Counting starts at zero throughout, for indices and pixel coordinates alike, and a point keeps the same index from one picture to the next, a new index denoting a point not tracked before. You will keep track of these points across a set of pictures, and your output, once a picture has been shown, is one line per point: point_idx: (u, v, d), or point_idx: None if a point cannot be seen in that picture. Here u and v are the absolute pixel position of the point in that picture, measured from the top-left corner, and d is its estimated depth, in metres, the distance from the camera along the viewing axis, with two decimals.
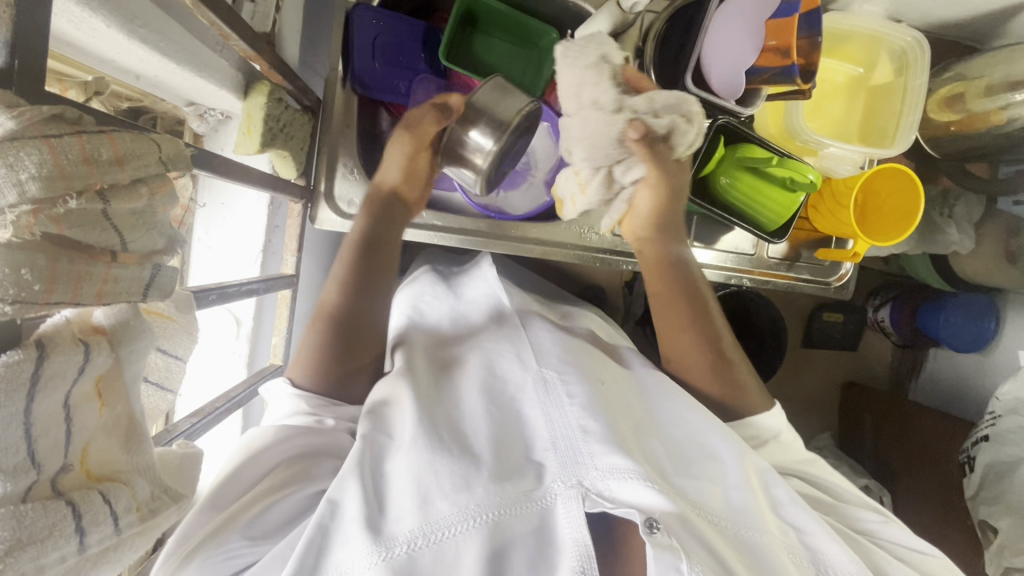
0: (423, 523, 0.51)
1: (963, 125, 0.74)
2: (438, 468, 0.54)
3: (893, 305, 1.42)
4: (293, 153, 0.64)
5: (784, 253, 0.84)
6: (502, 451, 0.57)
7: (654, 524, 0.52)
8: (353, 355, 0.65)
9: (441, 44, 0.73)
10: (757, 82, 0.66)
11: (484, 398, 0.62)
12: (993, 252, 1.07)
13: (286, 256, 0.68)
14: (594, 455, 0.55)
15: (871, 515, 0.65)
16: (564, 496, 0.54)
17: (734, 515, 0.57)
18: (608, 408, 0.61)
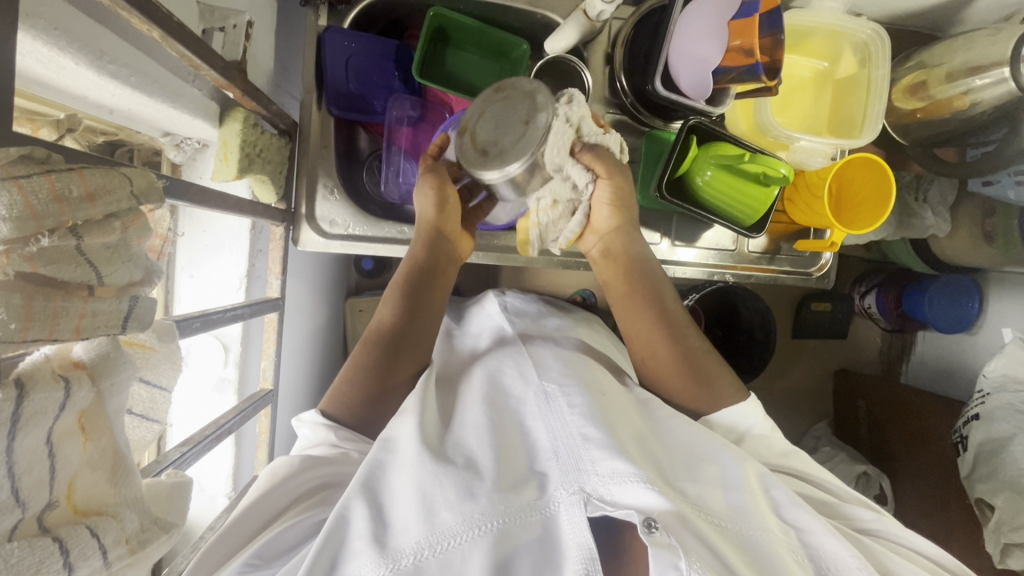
0: (429, 534, 0.50)
1: (929, 112, 0.76)
2: (442, 480, 0.54)
3: (879, 291, 1.44)
4: (271, 177, 0.64)
5: (765, 247, 0.85)
6: (505, 461, 0.58)
7: (652, 523, 0.51)
8: (396, 371, 0.66)
9: (414, 62, 0.75)
10: (724, 82, 0.67)
11: (486, 411, 0.62)
12: (971, 233, 1.09)
13: (271, 279, 0.69)
14: (595, 460, 0.55)
15: (868, 513, 0.64)
16: (567, 504, 0.53)
17: (737, 518, 0.56)
18: (611, 417, 0.61)
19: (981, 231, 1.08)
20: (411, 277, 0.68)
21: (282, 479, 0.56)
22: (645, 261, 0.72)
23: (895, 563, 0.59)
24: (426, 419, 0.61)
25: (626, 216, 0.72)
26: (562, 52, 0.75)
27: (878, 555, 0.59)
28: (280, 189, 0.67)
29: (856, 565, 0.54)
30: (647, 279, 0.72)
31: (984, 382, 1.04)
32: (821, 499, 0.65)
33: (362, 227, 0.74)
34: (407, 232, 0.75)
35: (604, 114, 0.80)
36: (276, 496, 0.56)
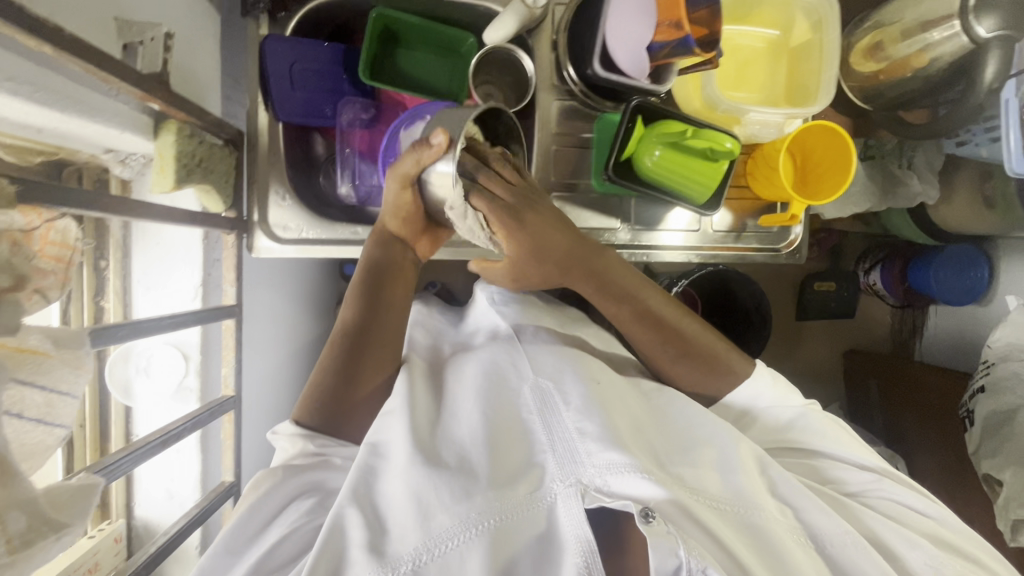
0: (427, 539, 0.51)
1: (889, 73, 0.73)
2: (437, 482, 0.54)
3: (882, 267, 1.41)
4: (216, 186, 0.66)
5: (730, 225, 0.82)
6: (498, 456, 0.58)
7: (649, 512, 0.52)
8: (370, 369, 0.66)
9: (361, 64, 0.76)
10: (660, 57, 0.66)
11: (479, 404, 0.62)
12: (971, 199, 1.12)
13: (226, 287, 0.69)
14: (591, 453, 0.57)
15: (864, 478, 0.66)
16: (563, 495, 0.55)
17: (737, 499, 0.59)
18: (606, 404, 0.62)
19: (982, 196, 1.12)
20: (365, 286, 0.68)
21: (266, 497, 0.57)
22: (613, 277, 0.70)
23: (887, 530, 0.61)
24: (416, 419, 0.60)
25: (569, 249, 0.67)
26: (503, 42, 0.74)
27: (871, 522, 0.62)
28: (228, 198, 0.69)
29: (852, 541, 0.58)
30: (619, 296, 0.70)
31: (989, 353, 1.11)
32: (817, 468, 0.68)
33: (315, 230, 0.74)
34: (361, 232, 0.75)
35: (554, 100, 0.79)
36: (265, 510, 0.57)
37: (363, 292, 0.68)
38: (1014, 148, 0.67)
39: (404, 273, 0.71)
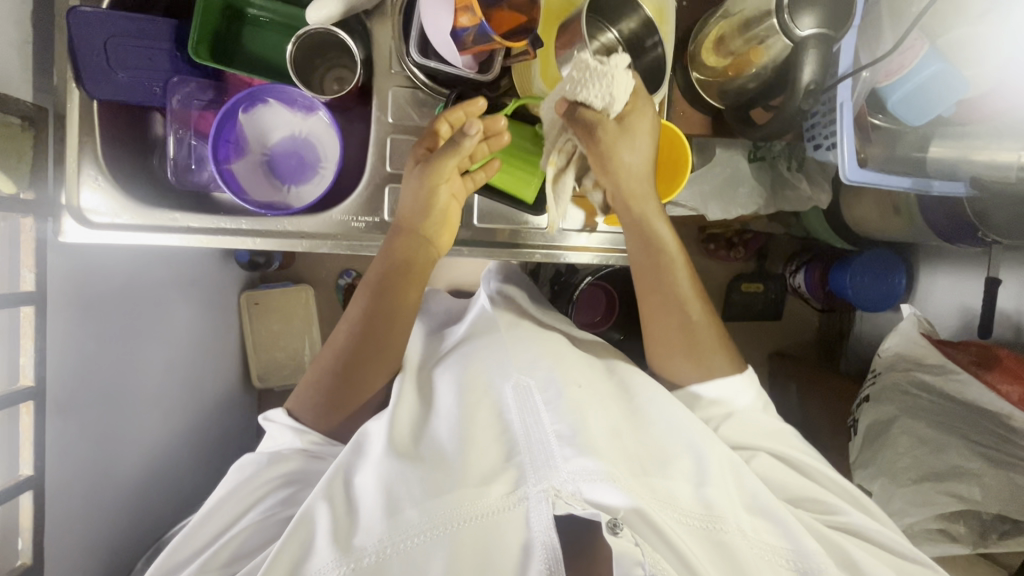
0: (391, 532, 0.59)
1: (735, 69, 0.70)
2: (407, 478, 0.62)
3: (807, 268, 1.40)
4: (1, 166, 0.62)
5: (583, 223, 0.79)
6: (472, 455, 0.64)
7: (617, 524, 0.56)
8: (368, 371, 0.72)
9: (189, 38, 0.72)
10: (468, 45, 0.62)
11: (457, 404, 0.70)
12: (882, 203, 1.12)
13: (25, 273, 0.66)
14: (565, 458, 0.62)
15: (843, 507, 0.68)
16: (535, 499, 0.59)
17: (708, 512, 0.63)
18: (584, 411, 0.68)
19: (889, 204, 1.12)
20: (373, 285, 0.72)
21: (248, 484, 0.68)
22: (656, 234, 0.70)
23: (859, 557, 0.63)
24: (398, 417, 0.70)
25: (639, 180, 0.68)
26: (331, 23, 0.70)
27: (847, 549, 0.63)
28: (24, 179, 0.65)
29: (820, 566, 0.61)
30: (652, 249, 0.70)
31: (877, 362, 1.07)
32: (806, 496, 0.69)
33: (127, 215, 0.71)
34: (179, 218, 0.72)
35: (397, 87, 0.75)
36: (239, 497, 0.67)
37: (370, 287, 0.72)
38: (847, 155, 0.65)
39: (411, 266, 0.72)
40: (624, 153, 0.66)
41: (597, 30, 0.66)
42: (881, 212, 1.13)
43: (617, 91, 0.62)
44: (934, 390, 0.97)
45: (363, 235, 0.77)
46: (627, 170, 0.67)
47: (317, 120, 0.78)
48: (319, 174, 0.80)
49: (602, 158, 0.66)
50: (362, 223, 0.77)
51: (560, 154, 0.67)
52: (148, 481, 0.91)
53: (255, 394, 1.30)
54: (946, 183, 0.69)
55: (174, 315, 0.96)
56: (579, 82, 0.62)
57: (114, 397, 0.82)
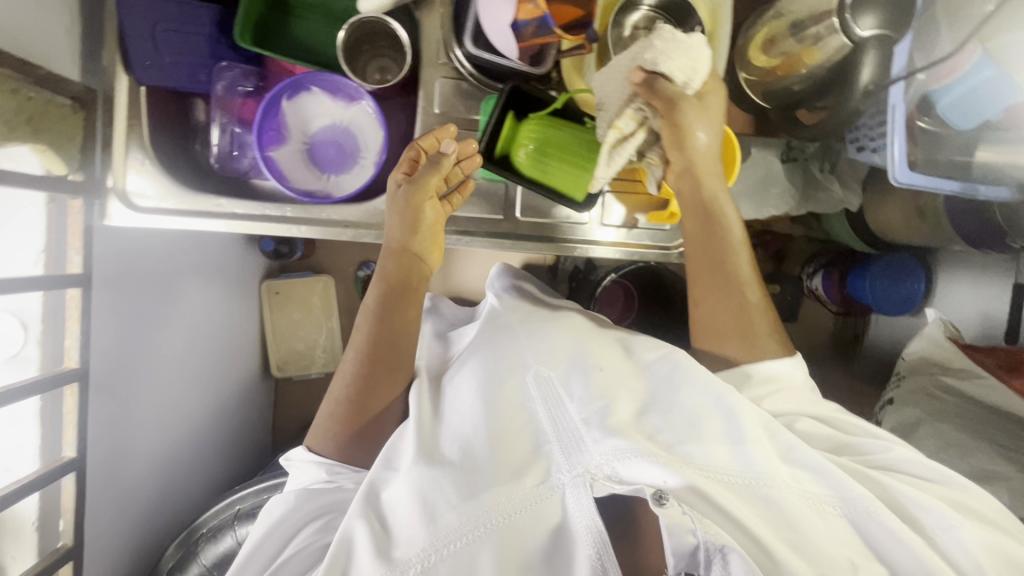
0: (433, 538, 0.57)
1: (784, 68, 0.69)
2: (440, 481, 0.60)
3: (825, 272, 1.37)
4: (53, 147, 0.62)
5: (623, 219, 0.79)
6: (501, 451, 0.62)
7: (662, 495, 0.53)
8: (378, 390, 0.71)
9: (235, 25, 0.72)
10: (526, 36, 0.62)
11: (481, 398, 0.67)
12: (906, 209, 1.14)
13: (73, 255, 0.66)
14: (594, 441, 0.59)
15: (880, 445, 0.63)
16: (571, 484, 0.58)
17: (749, 471, 0.57)
18: (607, 391, 0.64)
19: (914, 209, 1.12)
20: (377, 302, 0.73)
21: (277, 523, 0.64)
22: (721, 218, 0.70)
23: (897, 488, 0.58)
24: (421, 417, 0.69)
25: (711, 163, 0.68)
26: (380, 11, 0.70)
27: (889, 487, 0.59)
28: (72, 160, 0.65)
29: (870, 509, 0.56)
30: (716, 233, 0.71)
31: (901, 364, 1.09)
32: (848, 444, 0.64)
33: (173, 201, 0.71)
34: (224, 204, 0.72)
35: (442, 78, 0.75)
36: (274, 537, 0.64)
37: (375, 305, 0.73)
38: (898, 156, 0.65)
39: (414, 283, 0.74)
40: (699, 130, 0.66)
41: (628, 13, 0.67)
42: (907, 219, 1.15)
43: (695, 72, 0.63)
44: (965, 395, 0.98)
45: None
46: (705, 158, 0.67)
47: (360, 109, 0.78)
48: (360, 163, 0.80)
49: (678, 137, 0.66)
50: None
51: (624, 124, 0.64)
52: (162, 468, 0.89)
53: (273, 381, 1.30)
54: (993, 187, 0.69)
55: (197, 302, 0.96)
56: (663, 53, 0.61)
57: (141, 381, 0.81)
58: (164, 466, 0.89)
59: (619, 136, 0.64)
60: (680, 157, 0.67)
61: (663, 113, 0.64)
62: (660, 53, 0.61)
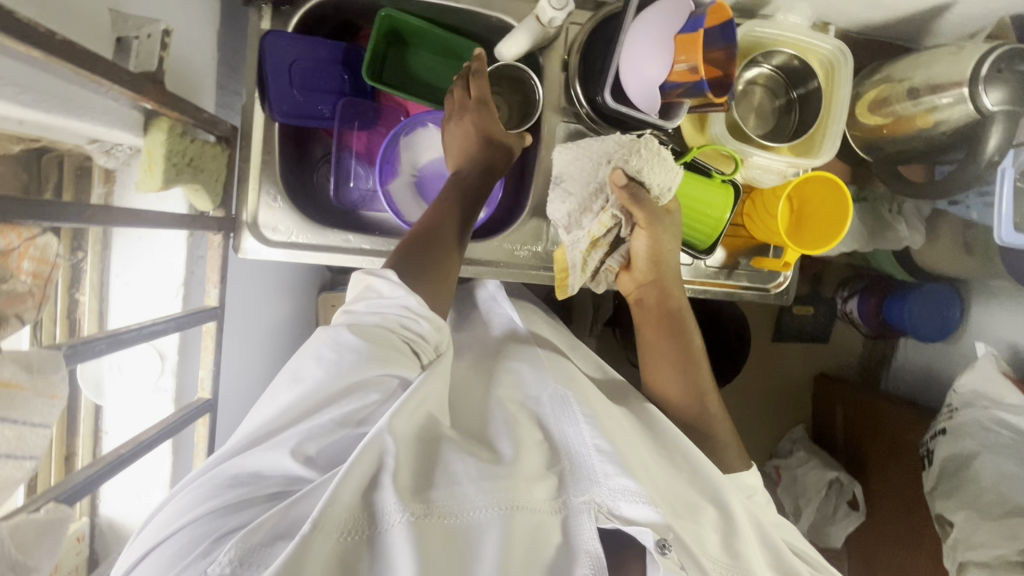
0: (449, 504, 0.47)
1: (893, 129, 0.73)
2: (465, 460, 0.50)
3: (860, 295, 1.31)
4: (206, 186, 0.63)
5: (723, 262, 0.82)
6: (521, 453, 0.54)
7: (665, 544, 0.49)
8: (446, 241, 0.66)
9: (365, 66, 0.73)
10: (673, 96, 0.64)
11: (499, 410, 0.61)
12: (952, 243, 1.06)
13: (209, 288, 0.67)
14: (607, 475, 0.52)
15: None
16: (577, 509, 0.50)
17: (735, 562, 0.53)
18: (621, 438, 0.58)
19: (961, 241, 1.04)
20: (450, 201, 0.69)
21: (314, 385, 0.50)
22: (679, 317, 0.70)
23: None
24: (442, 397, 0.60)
25: (673, 269, 0.70)
26: (515, 57, 0.72)
27: None
28: (217, 197, 0.67)
29: None
30: (674, 329, 0.70)
31: (953, 397, 1.01)
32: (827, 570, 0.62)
33: (305, 235, 0.72)
34: (352, 240, 0.73)
35: (561, 122, 0.77)
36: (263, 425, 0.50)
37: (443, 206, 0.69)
38: (1006, 214, 0.64)
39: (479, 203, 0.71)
40: (665, 238, 0.67)
41: (747, 70, 0.74)
42: (950, 252, 1.07)
43: (670, 186, 0.65)
44: (1011, 426, 0.92)
45: (526, 264, 0.79)
46: (665, 258, 0.69)
47: None
48: None
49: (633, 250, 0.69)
50: (525, 251, 0.78)
51: (600, 226, 0.67)
52: None
53: None
54: None
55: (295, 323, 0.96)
56: (643, 169, 0.64)
57: (245, 406, 0.81)
58: None
59: (592, 240, 0.68)
60: (650, 268, 0.69)
61: (641, 224, 0.67)
62: (642, 164, 0.64)
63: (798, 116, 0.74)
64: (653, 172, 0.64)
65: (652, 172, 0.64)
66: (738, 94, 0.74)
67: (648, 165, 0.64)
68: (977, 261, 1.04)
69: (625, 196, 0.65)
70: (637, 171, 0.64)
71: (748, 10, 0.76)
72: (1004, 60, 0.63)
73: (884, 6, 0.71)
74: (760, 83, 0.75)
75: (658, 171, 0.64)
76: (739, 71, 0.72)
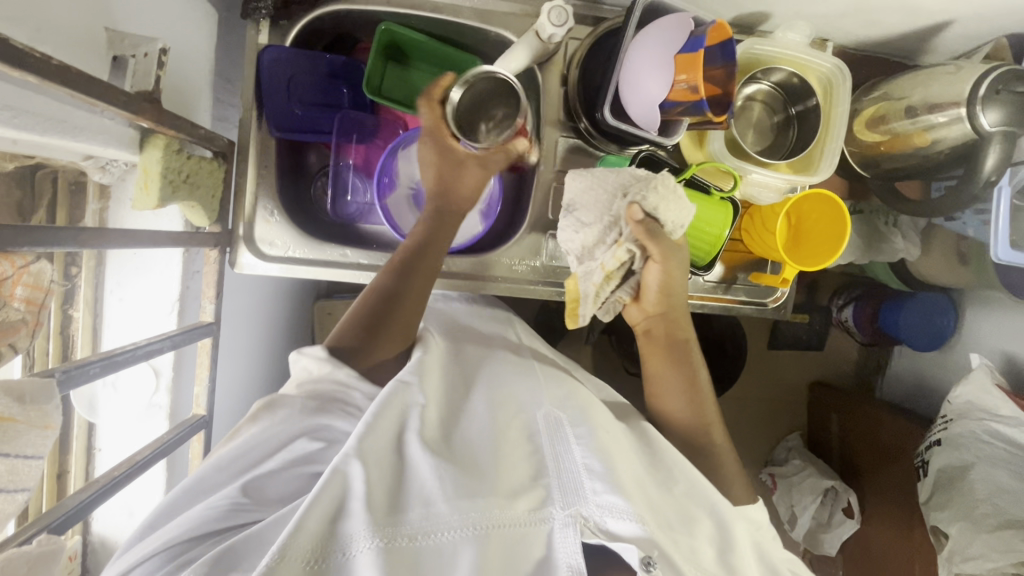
0: (422, 521, 0.46)
1: (890, 146, 0.73)
2: (443, 474, 0.49)
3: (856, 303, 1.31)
4: (203, 203, 0.63)
5: (721, 276, 0.82)
6: (504, 467, 0.52)
7: (651, 562, 0.48)
8: (407, 285, 0.67)
9: (364, 80, 0.72)
10: (673, 114, 0.65)
11: (489, 419, 0.59)
12: (947, 253, 1.05)
13: (205, 303, 0.66)
14: (595, 491, 0.51)
15: None
16: (561, 523, 0.49)
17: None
18: (616, 452, 0.57)
19: (955, 252, 1.03)
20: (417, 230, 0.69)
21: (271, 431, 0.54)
22: (685, 342, 0.70)
23: None
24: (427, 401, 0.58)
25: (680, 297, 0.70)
26: (514, 72, 0.72)
27: None
28: (214, 213, 0.66)
29: None
30: (679, 355, 0.70)
31: (948, 408, 1.02)
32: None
33: (302, 249, 0.72)
34: (350, 254, 0.73)
35: (558, 136, 0.77)
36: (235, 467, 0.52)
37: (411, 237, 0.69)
38: (1001, 234, 0.67)
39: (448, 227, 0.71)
40: (676, 272, 0.66)
41: (746, 86, 0.74)
42: (944, 263, 1.06)
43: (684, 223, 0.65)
44: (1009, 439, 0.92)
45: (525, 278, 0.78)
46: (675, 287, 0.68)
47: None
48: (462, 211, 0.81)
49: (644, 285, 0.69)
50: (524, 265, 0.78)
51: (615, 260, 0.65)
52: None
53: None
54: None
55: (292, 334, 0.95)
56: (663, 205, 0.63)
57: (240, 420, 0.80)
58: None
59: (606, 274, 0.66)
60: (659, 301, 0.69)
61: (654, 259, 0.65)
62: (660, 199, 0.63)
63: (796, 132, 0.74)
64: (672, 207, 0.63)
65: (671, 207, 0.63)
66: (737, 110, 0.74)
67: (665, 201, 0.63)
68: (969, 273, 1.03)
69: (643, 230, 0.63)
70: (656, 208, 0.63)
71: (746, 26, 0.76)
72: (1003, 81, 0.63)
73: (882, 24, 0.71)
74: (759, 99, 0.75)
75: (678, 208, 0.63)
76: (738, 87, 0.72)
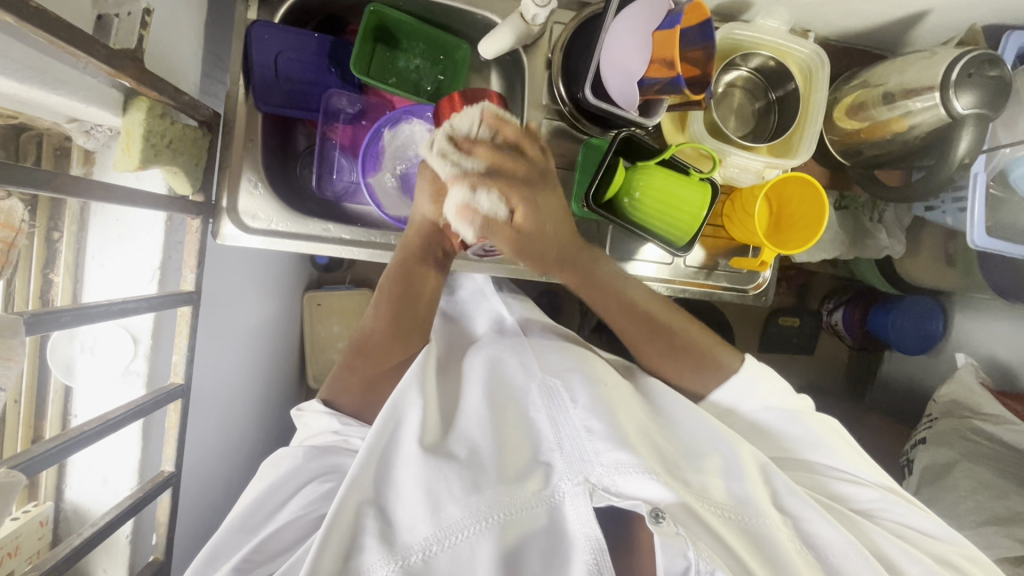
0: (437, 529, 0.49)
1: (869, 133, 0.74)
2: (447, 474, 0.52)
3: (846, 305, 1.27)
4: (185, 170, 0.64)
5: (703, 262, 0.82)
6: (507, 450, 0.57)
7: (660, 514, 0.50)
8: (398, 324, 0.69)
9: (352, 58, 0.73)
10: (650, 93, 0.65)
11: (484, 399, 0.62)
12: (934, 255, 1.06)
13: (185, 272, 0.66)
14: (598, 452, 0.54)
15: (869, 494, 0.64)
16: (572, 493, 0.52)
17: (739, 504, 0.57)
18: (617, 407, 0.60)
19: (943, 253, 1.05)
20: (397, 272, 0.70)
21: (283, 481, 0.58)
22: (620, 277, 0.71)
23: (885, 543, 0.60)
24: (429, 410, 0.61)
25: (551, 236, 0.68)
26: (500, 53, 0.73)
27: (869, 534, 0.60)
28: (197, 181, 0.67)
29: (851, 550, 0.56)
30: (630, 294, 0.71)
31: (933, 406, 1.01)
32: (819, 481, 0.66)
33: (285, 223, 0.73)
34: (332, 230, 0.74)
35: (543, 119, 0.78)
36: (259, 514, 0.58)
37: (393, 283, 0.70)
38: (977, 218, 0.69)
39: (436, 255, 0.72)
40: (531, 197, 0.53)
41: (727, 72, 0.74)
42: (932, 266, 1.07)
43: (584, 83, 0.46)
44: (993, 436, 0.91)
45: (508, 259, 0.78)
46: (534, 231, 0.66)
47: None
48: None
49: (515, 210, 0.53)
50: None
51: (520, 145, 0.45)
52: (227, 481, 0.87)
53: None
54: None
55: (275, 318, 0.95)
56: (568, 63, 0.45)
57: (220, 397, 0.80)
58: (221, 476, 0.86)
59: None
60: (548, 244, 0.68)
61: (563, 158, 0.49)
62: None
63: (776, 118, 0.75)
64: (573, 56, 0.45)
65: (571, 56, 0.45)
66: (717, 95, 0.75)
67: None
68: (957, 273, 1.05)
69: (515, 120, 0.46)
70: None
71: (729, 15, 0.78)
72: (974, 65, 0.64)
73: (860, 13, 0.72)
74: (738, 85, 0.76)
75: None
76: (719, 72, 0.73)
